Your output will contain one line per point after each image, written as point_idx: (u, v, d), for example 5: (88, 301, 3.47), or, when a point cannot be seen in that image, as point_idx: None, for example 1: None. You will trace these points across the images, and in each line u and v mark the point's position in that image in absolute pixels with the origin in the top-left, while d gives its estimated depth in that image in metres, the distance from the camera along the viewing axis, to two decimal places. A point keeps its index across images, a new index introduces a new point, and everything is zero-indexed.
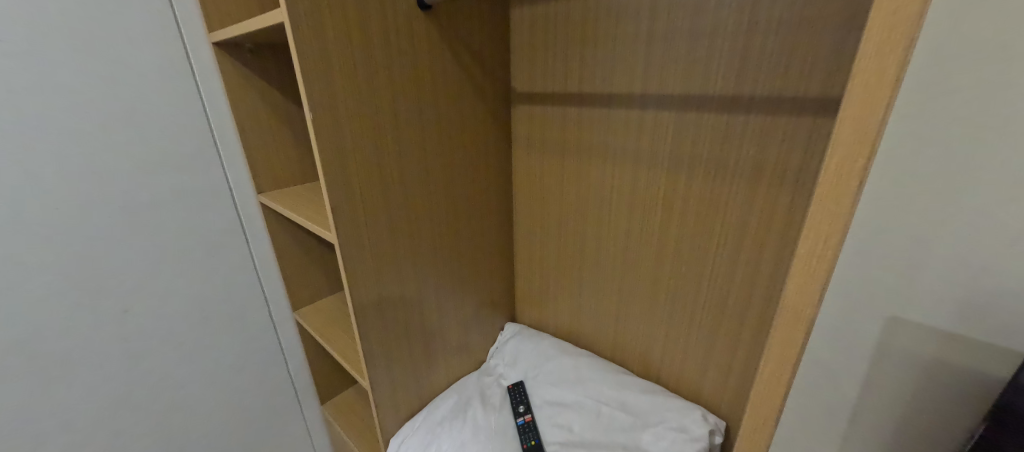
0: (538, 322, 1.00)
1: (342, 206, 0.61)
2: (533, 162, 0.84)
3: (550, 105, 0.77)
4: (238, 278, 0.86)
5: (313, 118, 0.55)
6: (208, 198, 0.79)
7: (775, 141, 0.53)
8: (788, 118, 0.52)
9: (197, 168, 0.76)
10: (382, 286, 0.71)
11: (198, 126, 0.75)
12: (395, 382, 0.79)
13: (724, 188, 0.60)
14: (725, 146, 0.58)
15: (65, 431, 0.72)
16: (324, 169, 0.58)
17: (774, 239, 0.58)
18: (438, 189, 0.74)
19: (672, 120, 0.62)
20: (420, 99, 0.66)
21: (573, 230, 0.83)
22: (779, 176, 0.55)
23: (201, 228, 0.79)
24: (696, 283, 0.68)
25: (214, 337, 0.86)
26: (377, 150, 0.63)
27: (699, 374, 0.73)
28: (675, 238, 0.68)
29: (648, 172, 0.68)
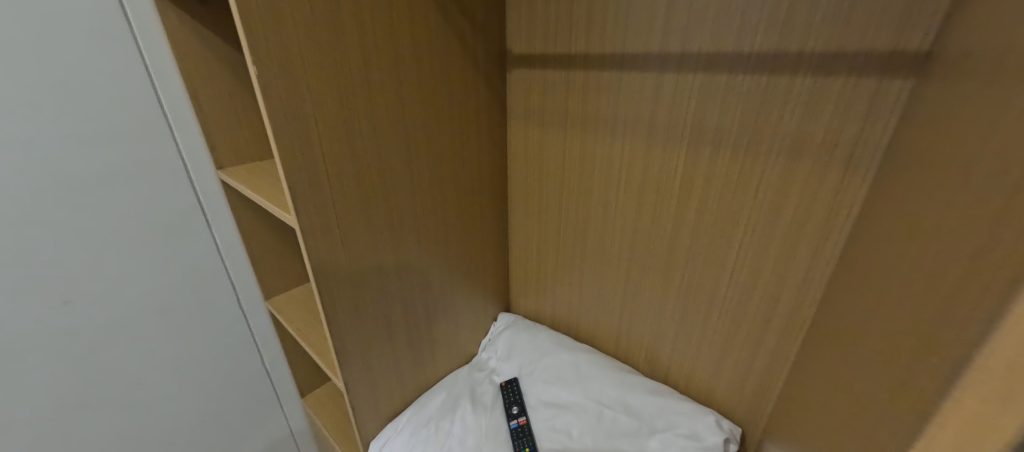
0: (535, 312, 0.93)
1: (304, 186, 0.51)
2: (530, 136, 0.74)
3: (551, 70, 0.66)
4: (201, 268, 0.77)
5: (259, 80, 0.45)
6: (158, 174, 0.68)
7: (826, 109, 0.44)
8: (844, 80, 0.42)
9: (141, 140, 0.65)
10: (358, 278, 0.62)
11: (140, 89, 0.63)
12: (375, 381, 0.71)
13: (755, 167, 0.51)
14: (763, 117, 0.48)
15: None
16: (277, 143, 0.48)
17: (814, 228, 0.49)
18: (422, 166, 0.64)
19: (697, 85, 0.52)
20: (399, 58, 0.56)
21: (575, 213, 0.74)
22: (826, 153, 0.45)
23: (151, 209, 0.69)
24: (716, 276, 0.60)
25: (174, 331, 0.77)
26: (346, 119, 0.53)
27: (713, 375, 0.66)
28: (692, 224, 0.60)
29: (664, 148, 0.58)
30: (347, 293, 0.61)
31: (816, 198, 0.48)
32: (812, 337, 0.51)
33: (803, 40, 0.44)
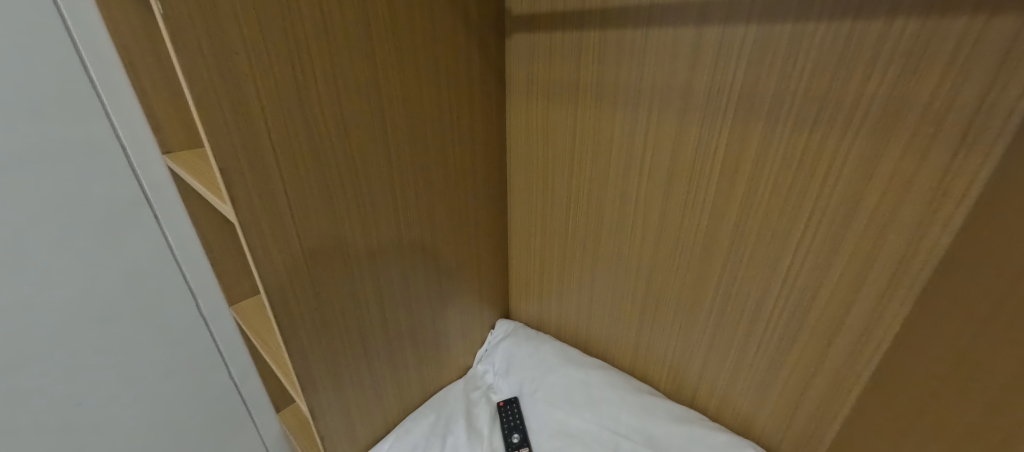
0: (538, 319, 0.82)
1: (245, 172, 0.40)
2: (533, 115, 0.63)
3: (560, 32, 0.55)
4: (150, 280, 0.61)
5: (167, 25, 0.32)
6: (86, 164, 0.51)
7: (938, 64, 0.33)
8: (970, 21, 0.31)
9: (59, 118, 0.48)
10: (323, 285, 0.51)
11: (51, 46, 0.46)
12: (350, 404, 0.61)
13: (824, 146, 0.40)
14: (844, 80, 0.37)
15: None
16: (201, 115, 0.35)
17: (903, 225, 0.38)
18: (403, 149, 0.53)
19: (750, 40, 0.41)
20: (371, 9, 0.44)
21: (586, 206, 0.63)
22: (933, 124, 0.34)
23: (78, 210, 0.52)
24: (763, 283, 0.49)
25: (118, 361, 0.61)
26: (302, 86, 0.41)
27: (753, 401, 0.55)
28: (733, 220, 0.48)
29: (701, 125, 0.47)
30: (310, 303, 0.50)
31: (911, 186, 0.36)
32: (895, 365, 0.40)
33: None
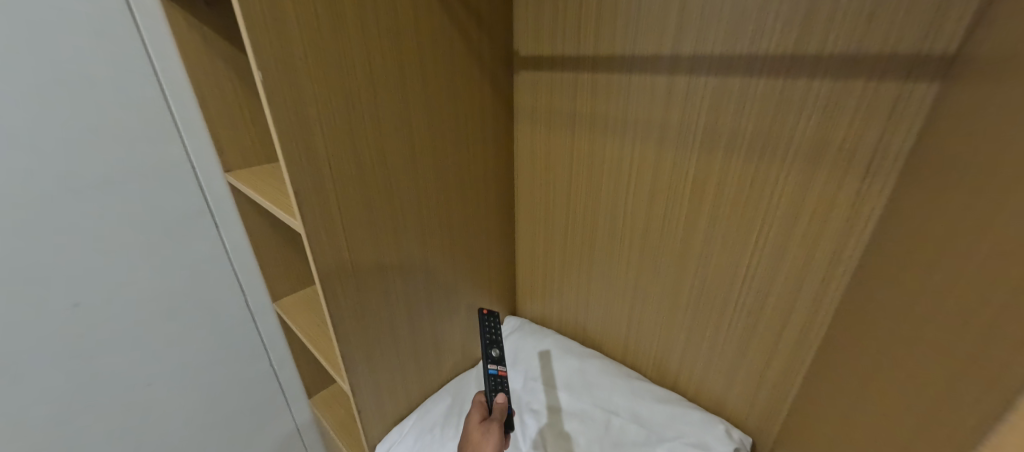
0: (542, 316, 0.92)
1: (310, 192, 0.51)
2: (538, 138, 0.73)
3: (560, 71, 0.65)
4: (208, 268, 0.77)
5: (263, 87, 0.44)
6: (166, 179, 0.69)
7: (847, 114, 0.42)
8: (866, 82, 0.40)
9: (151, 144, 0.66)
10: (364, 284, 0.61)
11: (150, 94, 0.64)
12: (381, 385, 0.71)
13: (771, 172, 0.49)
14: (780, 123, 0.47)
15: (12, 438, 0.65)
16: (283, 151, 0.47)
17: (833, 234, 0.47)
18: (429, 169, 0.63)
19: (711, 87, 0.50)
20: (405, 61, 0.55)
21: (584, 217, 0.73)
22: (845, 158, 0.44)
23: (161, 213, 0.70)
24: (728, 283, 0.59)
25: (183, 333, 0.78)
26: (353, 123, 0.52)
27: (724, 384, 0.65)
28: (703, 231, 0.58)
29: (675, 153, 0.57)
30: (353, 298, 0.61)
31: (835, 206, 0.46)
32: (825, 348, 0.50)
33: (822, 42, 0.42)
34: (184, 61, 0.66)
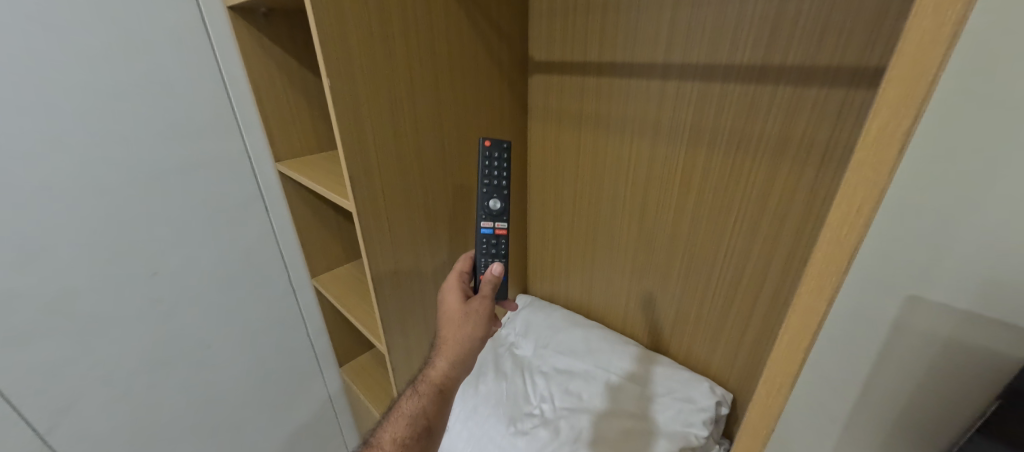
0: (550, 294, 1.03)
1: (360, 177, 0.62)
2: (549, 134, 0.83)
3: (569, 75, 0.75)
4: (258, 243, 0.91)
5: (329, 92, 0.55)
6: (227, 167, 0.82)
7: (804, 115, 0.52)
8: (819, 90, 0.50)
9: (217, 136, 0.79)
10: (399, 256, 0.73)
11: (217, 95, 0.78)
12: (410, 346, 0.83)
13: (747, 163, 0.59)
14: (749, 122, 0.57)
15: (106, 381, 0.79)
16: (342, 143, 0.58)
17: (797, 214, 0.57)
18: (454, 159, 0.74)
19: (696, 91, 0.60)
20: (437, 68, 0.65)
21: (589, 204, 0.83)
22: (804, 152, 0.53)
23: (222, 196, 0.83)
24: (711, 259, 0.68)
25: (237, 299, 0.91)
26: (394, 120, 0.63)
27: (709, 348, 0.75)
28: (690, 215, 0.68)
29: (667, 148, 0.67)
30: (390, 268, 0.72)
31: (795, 192, 0.56)
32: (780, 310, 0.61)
33: (785, 54, 0.51)
34: (245, 66, 0.79)
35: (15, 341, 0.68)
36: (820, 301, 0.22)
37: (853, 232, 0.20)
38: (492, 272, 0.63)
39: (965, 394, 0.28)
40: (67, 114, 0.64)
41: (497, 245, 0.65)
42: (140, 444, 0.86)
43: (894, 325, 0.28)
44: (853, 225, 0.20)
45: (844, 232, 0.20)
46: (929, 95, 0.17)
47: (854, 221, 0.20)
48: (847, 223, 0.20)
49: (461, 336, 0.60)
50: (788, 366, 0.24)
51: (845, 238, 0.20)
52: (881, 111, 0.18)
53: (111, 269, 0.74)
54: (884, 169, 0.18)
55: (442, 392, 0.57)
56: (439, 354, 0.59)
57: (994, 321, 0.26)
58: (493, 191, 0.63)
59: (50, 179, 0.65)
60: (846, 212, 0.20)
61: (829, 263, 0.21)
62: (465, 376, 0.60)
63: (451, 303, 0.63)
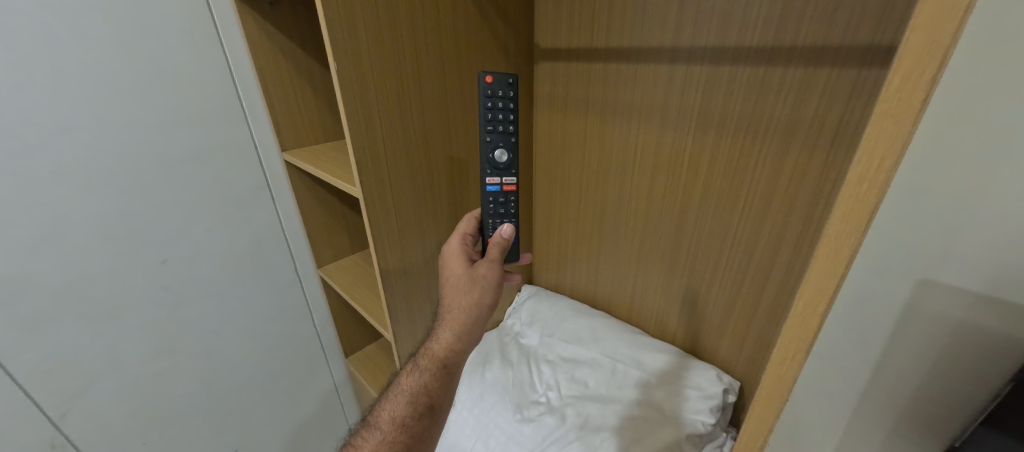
0: (555, 285, 1.03)
1: (366, 163, 0.62)
2: (556, 122, 0.83)
3: (575, 61, 0.74)
4: (265, 233, 0.91)
5: (336, 76, 0.55)
6: (234, 156, 0.83)
7: (815, 96, 0.51)
8: (831, 69, 0.49)
9: (224, 125, 0.80)
10: (405, 244, 0.73)
11: (224, 84, 0.78)
12: (416, 335, 0.83)
13: (756, 146, 0.58)
14: (759, 105, 0.56)
15: (116, 369, 0.80)
16: (348, 128, 0.58)
17: (806, 199, 0.56)
18: (460, 147, 0.74)
19: (704, 75, 0.60)
20: (443, 53, 0.65)
21: (596, 193, 0.83)
22: (815, 133, 0.52)
23: (230, 185, 0.83)
24: (719, 246, 0.68)
25: (245, 288, 0.92)
26: (401, 105, 0.63)
27: (716, 336, 0.75)
28: (697, 201, 0.68)
29: (674, 134, 0.66)
30: (397, 256, 0.72)
31: (805, 176, 0.55)
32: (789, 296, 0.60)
33: (795, 33, 0.50)
34: (252, 55, 0.79)
35: (31, 327, 0.69)
36: (838, 264, 0.22)
37: (871, 191, 0.20)
38: (502, 235, 0.64)
39: (972, 378, 0.30)
40: (77, 101, 0.64)
41: (505, 204, 0.65)
42: (152, 430, 0.87)
43: (910, 306, 0.30)
44: (871, 185, 0.20)
45: (862, 192, 0.20)
46: (954, 46, 0.17)
47: (874, 180, 0.19)
48: (866, 183, 0.20)
49: (465, 308, 0.59)
50: (803, 332, 0.24)
51: (864, 198, 0.20)
52: (903, 65, 0.18)
53: (121, 257, 0.75)
54: (905, 124, 0.18)
55: (445, 367, 0.57)
56: (442, 327, 0.59)
57: (998, 301, 0.28)
58: (498, 142, 0.62)
59: (62, 166, 0.66)
60: (865, 171, 0.20)
61: (847, 224, 0.21)
62: (469, 350, 0.59)
63: (455, 271, 0.63)
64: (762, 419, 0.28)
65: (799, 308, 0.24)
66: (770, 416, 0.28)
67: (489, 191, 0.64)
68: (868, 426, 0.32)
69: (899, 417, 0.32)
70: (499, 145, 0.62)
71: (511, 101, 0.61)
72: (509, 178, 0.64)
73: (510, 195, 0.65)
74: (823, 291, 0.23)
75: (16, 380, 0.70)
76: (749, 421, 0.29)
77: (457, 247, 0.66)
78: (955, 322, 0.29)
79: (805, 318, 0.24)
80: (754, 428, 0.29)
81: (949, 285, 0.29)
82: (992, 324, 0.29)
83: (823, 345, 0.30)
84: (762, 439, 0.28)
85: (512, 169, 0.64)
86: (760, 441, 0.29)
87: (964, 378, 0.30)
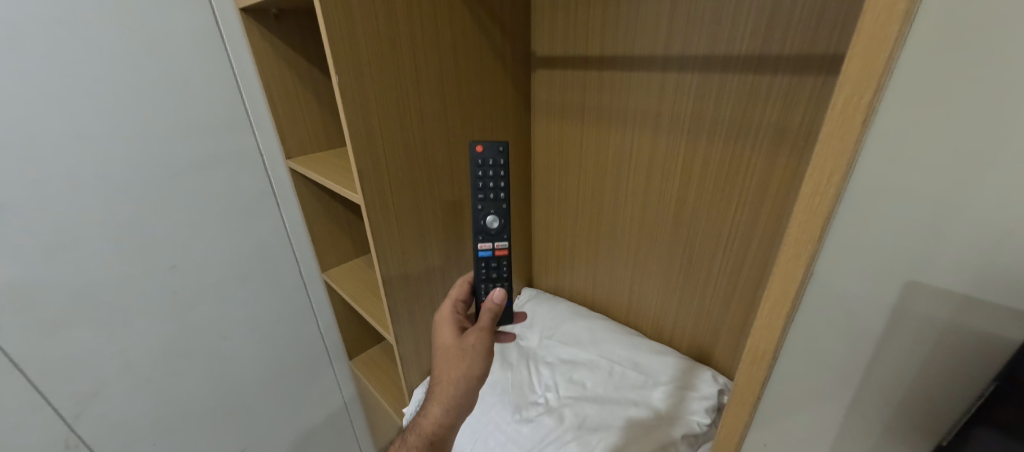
0: (554, 287, 1.04)
1: (368, 170, 0.64)
2: (553, 128, 0.85)
3: (571, 69, 0.76)
4: (271, 238, 0.94)
5: (339, 87, 0.57)
6: (241, 164, 0.85)
7: (802, 103, 0.52)
8: (816, 77, 0.50)
9: (230, 134, 0.82)
10: (406, 249, 0.75)
11: (231, 94, 0.80)
12: (418, 337, 0.85)
13: (746, 151, 0.60)
14: (749, 111, 0.57)
15: (128, 371, 0.82)
16: (350, 137, 0.60)
17: (794, 202, 0.58)
18: (459, 153, 0.76)
19: (695, 82, 0.61)
20: (441, 63, 0.67)
21: (593, 197, 0.84)
22: (803, 138, 0.54)
23: (237, 192, 0.86)
24: (713, 248, 0.69)
25: (251, 292, 0.94)
26: (401, 113, 0.65)
27: (712, 338, 0.76)
28: (691, 204, 0.69)
29: (668, 140, 0.68)
30: (398, 260, 0.74)
31: (795, 180, 0.56)
32: None
33: (782, 42, 0.52)
34: (257, 65, 0.82)
35: (46, 330, 0.72)
36: (808, 242, 0.28)
37: (831, 184, 0.26)
38: (494, 301, 0.65)
39: (959, 379, 0.28)
40: (90, 112, 0.67)
41: (497, 269, 0.67)
42: (161, 431, 0.89)
43: (896, 310, 0.28)
44: (830, 179, 0.25)
45: (823, 185, 0.26)
46: (885, 74, 0.23)
47: (832, 175, 0.25)
48: (826, 176, 0.26)
49: (455, 384, 0.60)
50: (783, 298, 0.30)
51: (825, 189, 0.26)
52: (846, 87, 0.24)
53: (133, 262, 0.77)
54: (853, 132, 0.24)
55: (434, 443, 0.58)
56: (433, 400, 0.61)
57: (992, 303, 0.25)
58: (489, 208, 0.63)
59: (77, 174, 0.68)
60: (824, 168, 0.26)
61: (813, 211, 0.27)
62: (459, 423, 0.61)
63: (445, 342, 0.64)
64: (752, 374, 0.34)
65: (778, 281, 0.30)
66: (760, 372, 0.34)
67: (481, 256, 0.65)
68: (866, 415, 0.32)
69: (893, 408, 0.31)
70: (488, 212, 0.63)
71: (501, 167, 0.62)
72: (500, 243, 0.65)
73: (502, 260, 0.66)
74: (797, 264, 0.29)
75: (32, 381, 0.73)
76: (740, 377, 0.35)
77: (448, 314, 0.68)
78: (939, 323, 0.27)
79: (784, 288, 0.30)
80: (747, 382, 0.35)
81: (940, 290, 0.27)
82: (983, 325, 0.26)
83: (799, 339, 0.32)
84: (755, 393, 0.35)
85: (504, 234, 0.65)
86: (754, 396, 0.35)
87: (949, 378, 0.28)
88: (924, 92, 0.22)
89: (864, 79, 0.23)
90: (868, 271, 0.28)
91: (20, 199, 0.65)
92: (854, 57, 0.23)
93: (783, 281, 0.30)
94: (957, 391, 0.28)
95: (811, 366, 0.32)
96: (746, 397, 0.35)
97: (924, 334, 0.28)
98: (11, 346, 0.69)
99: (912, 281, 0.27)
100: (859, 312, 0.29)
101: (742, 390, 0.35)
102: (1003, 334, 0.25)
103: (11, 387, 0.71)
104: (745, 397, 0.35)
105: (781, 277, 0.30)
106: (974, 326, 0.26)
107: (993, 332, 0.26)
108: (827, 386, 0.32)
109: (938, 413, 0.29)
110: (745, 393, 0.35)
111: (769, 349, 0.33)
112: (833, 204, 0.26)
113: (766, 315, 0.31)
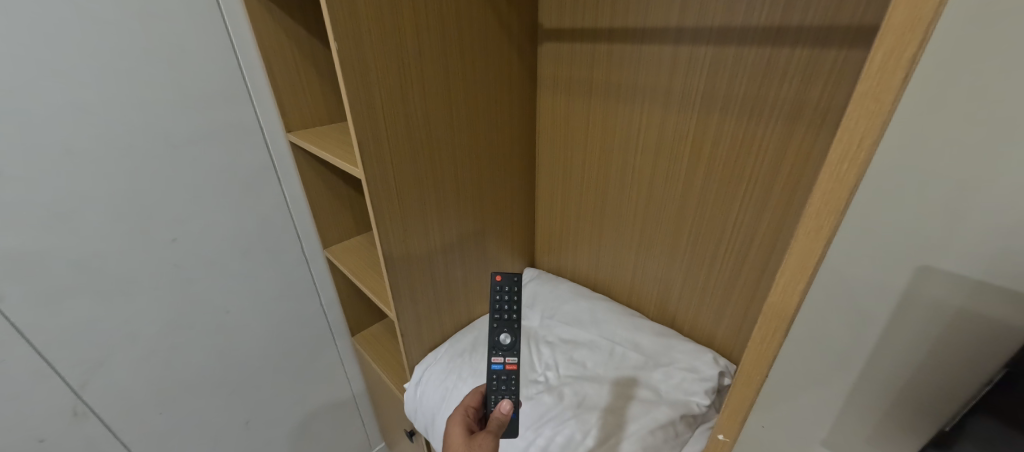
0: (556, 268, 1.03)
1: (367, 141, 0.62)
2: (558, 103, 0.82)
3: (579, 42, 0.74)
4: (272, 214, 0.93)
5: (338, 51, 0.55)
6: (241, 137, 0.84)
7: (820, 78, 0.50)
8: (838, 50, 0.48)
9: (229, 105, 0.80)
10: (407, 226, 0.74)
11: (229, 64, 0.78)
12: (419, 314, 0.85)
13: (758, 128, 0.58)
14: (768, 85, 0.55)
15: (131, 342, 0.83)
16: (350, 103, 0.58)
17: (807, 184, 0.56)
18: (462, 126, 0.74)
19: (708, 55, 0.59)
20: (444, 30, 0.64)
21: (599, 176, 0.83)
22: (819, 116, 0.52)
23: (237, 166, 0.85)
24: (720, 230, 0.68)
25: (252, 267, 0.94)
26: (401, 81, 0.62)
27: (715, 322, 0.76)
28: (699, 183, 0.67)
29: (678, 116, 0.66)
30: (399, 236, 0.73)
31: (808, 161, 0.55)
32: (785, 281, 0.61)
33: (803, 13, 0.49)
34: (256, 35, 0.79)
35: (49, 300, 0.72)
36: (831, 215, 0.26)
37: (862, 149, 0.24)
38: (502, 410, 0.61)
39: (959, 369, 0.26)
40: (84, 81, 0.65)
41: (507, 380, 0.65)
42: (166, 400, 0.91)
43: (904, 294, 0.26)
44: (861, 144, 0.23)
45: (852, 151, 0.24)
46: (932, 26, 0.20)
47: (863, 139, 0.23)
48: (857, 141, 0.24)
49: None
50: (802, 272, 0.29)
51: (855, 155, 0.24)
52: (887, 39, 0.22)
53: (133, 235, 0.77)
54: (889, 92, 0.22)
55: None
56: None
57: (1004, 290, 0.23)
58: (503, 326, 0.66)
59: (73, 144, 0.67)
60: (856, 131, 0.23)
61: (840, 180, 0.25)
62: None
63: (455, 439, 0.61)
64: (762, 349, 0.33)
65: (796, 255, 0.28)
66: (769, 348, 0.33)
67: (493, 369, 0.66)
68: (868, 406, 0.30)
69: (895, 398, 0.29)
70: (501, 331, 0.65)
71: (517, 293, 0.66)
72: (513, 358, 0.65)
73: (513, 375, 0.64)
74: (816, 240, 0.27)
75: (37, 349, 0.73)
76: (749, 352, 0.34)
77: (459, 416, 0.65)
78: (948, 309, 0.25)
79: (802, 262, 0.29)
80: (755, 359, 0.34)
81: (952, 275, 0.25)
82: (992, 311, 0.24)
83: (803, 328, 0.31)
84: (762, 369, 0.34)
85: (516, 349, 0.66)
86: (760, 374, 0.34)
87: (948, 367, 0.26)
88: (964, 61, 0.20)
89: (909, 29, 0.21)
90: (887, 256, 0.26)
91: (18, 170, 0.64)
92: (897, 8, 0.21)
93: (801, 256, 0.28)
94: (961, 384, 0.26)
95: (822, 352, 0.31)
96: (752, 376, 0.35)
97: (928, 324, 0.26)
98: (15, 316, 0.70)
99: (926, 266, 0.25)
100: (874, 297, 0.27)
101: (750, 366, 0.34)
102: (1003, 320, 0.24)
103: (15, 356, 0.71)
104: (750, 376, 0.35)
105: (799, 253, 0.28)
106: (985, 315, 0.24)
107: (996, 318, 0.24)
108: (832, 368, 0.31)
109: (940, 404, 0.28)
110: (750, 371, 0.34)
111: (782, 322, 0.31)
112: (861, 173, 0.24)
113: (781, 285, 0.30)
